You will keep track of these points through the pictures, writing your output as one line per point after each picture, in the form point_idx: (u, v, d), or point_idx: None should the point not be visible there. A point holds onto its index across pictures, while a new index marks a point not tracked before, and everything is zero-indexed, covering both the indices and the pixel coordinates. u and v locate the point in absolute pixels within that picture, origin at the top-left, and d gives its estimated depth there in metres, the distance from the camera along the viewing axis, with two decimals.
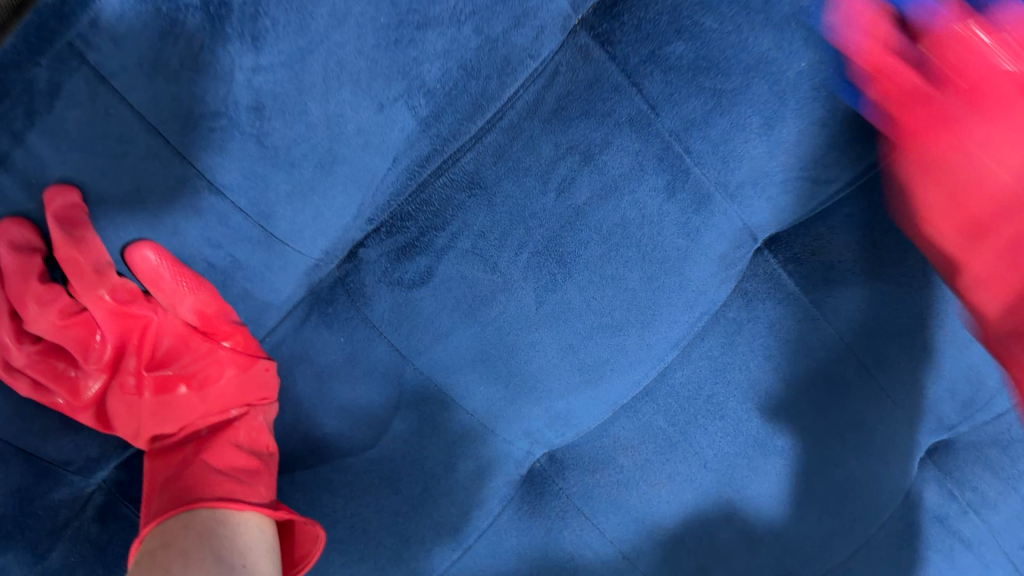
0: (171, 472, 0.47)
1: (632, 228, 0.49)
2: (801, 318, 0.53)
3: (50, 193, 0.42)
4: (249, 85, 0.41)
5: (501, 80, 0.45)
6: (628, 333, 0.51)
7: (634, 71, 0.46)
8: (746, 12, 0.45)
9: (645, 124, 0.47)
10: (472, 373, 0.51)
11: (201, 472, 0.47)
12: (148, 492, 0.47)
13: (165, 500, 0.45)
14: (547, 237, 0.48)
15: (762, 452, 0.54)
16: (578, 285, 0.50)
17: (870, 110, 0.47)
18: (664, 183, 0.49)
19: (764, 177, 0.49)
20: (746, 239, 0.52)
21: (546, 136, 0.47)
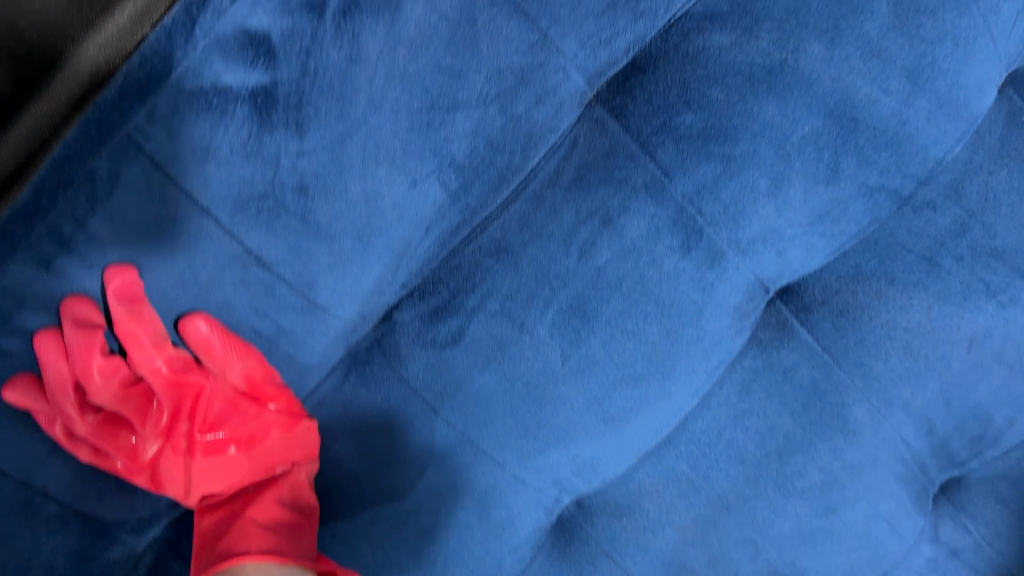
0: (219, 526, 0.50)
1: (650, 285, 0.52)
2: (812, 363, 0.56)
3: (111, 272, 0.45)
4: (293, 167, 0.45)
5: (524, 153, 0.49)
6: (650, 383, 0.54)
7: (647, 139, 0.50)
8: (747, 83, 0.49)
9: (660, 188, 0.51)
10: (499, 425, 0.53)
11: (247, 527, 0.50)
12: (198, 546, 0.50)
13: (213, 556, 0.49)
14: (572, 296, 0.51)
15: (783, 494, 0.57)
16: (601, 340, 0.52)
17: (853, 167, 0.52)
18: (679, 242, 0.52)
19: (772, 234, 0.53)
20: (758, 291, 0.55)
21: (568, 203, 0.50)
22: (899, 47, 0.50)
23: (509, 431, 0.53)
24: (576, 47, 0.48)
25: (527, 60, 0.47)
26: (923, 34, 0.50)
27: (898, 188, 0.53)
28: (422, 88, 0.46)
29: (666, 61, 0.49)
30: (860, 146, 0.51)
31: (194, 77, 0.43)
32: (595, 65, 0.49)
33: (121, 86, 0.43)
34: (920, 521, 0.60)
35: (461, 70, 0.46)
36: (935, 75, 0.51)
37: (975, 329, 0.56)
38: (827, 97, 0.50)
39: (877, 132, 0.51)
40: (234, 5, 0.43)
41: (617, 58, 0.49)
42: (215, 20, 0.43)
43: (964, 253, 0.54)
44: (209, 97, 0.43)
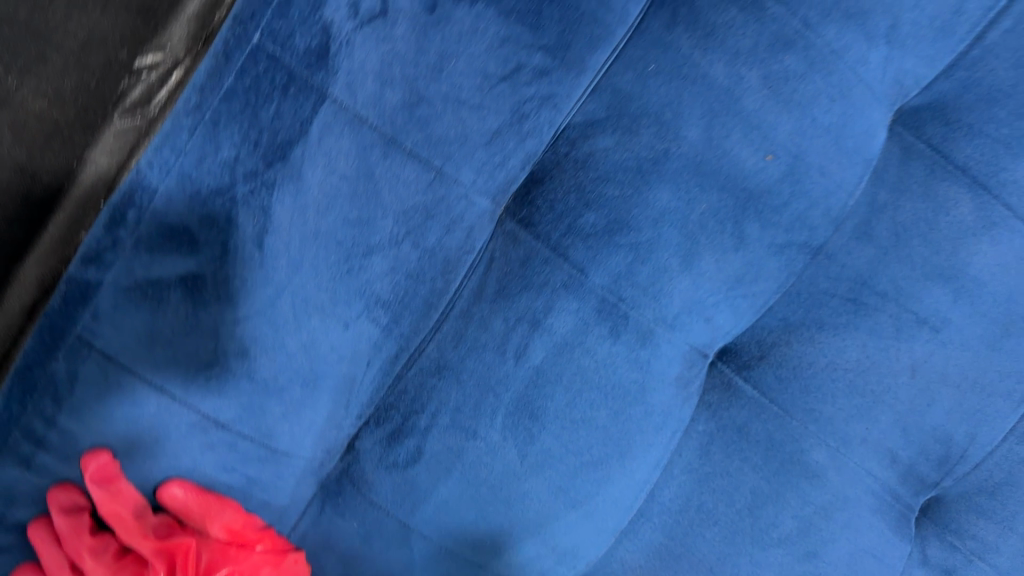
0: None
1: (589, 373, 0.55)
2: (762, 415, 0.58)
3: (87, 457, 0.49)
4: (233, 335, 0.49)
5: (445, 275, 0.52)
6: (610, 465, 0.57)
7: (558, 243, 0.53)
8: (635, 172, 0.53)
9: (579, 284, 0.54)
10: (480, 522, 0.57)
11: None
12: None
13: None
14: (516, 398, 0.54)
15: (761, 546, 0.58)
16: (553, 434, 0.55)
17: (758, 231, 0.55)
18: (608, 329, 0.55)
19: (696, 305, 0.56)
20: (697, 358, 0.58)
21: (496, 315, 0.53)
22: (775, 115, 0.53)
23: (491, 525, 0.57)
24: (468, 173, 0.51)
25: (429, 196, 0.50)
26: (797, 98, 0.53)
27: (808, 241, 0.56)
28: (335, 241, 0.49)
29: (562, 170, 0.53)
30: (760, 208, 0.55)
31: (128, 274, 0.47)
32: (495, 185, 0.52)
33: (65, 292, 0.47)
34: (904, 547, 0.61)
35: (368, 219, 0.49)
36: (817, 131, 0.54)
37: (913, 358, 0.57)
38: (722, 181, 0.54)
39: (766, 194, 0.55)
40: (152, 202, 0.47)
41: (516, 175, 0.53)
42: (137, 217, 0.47)
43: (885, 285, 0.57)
44: (145, 288, 0.48)
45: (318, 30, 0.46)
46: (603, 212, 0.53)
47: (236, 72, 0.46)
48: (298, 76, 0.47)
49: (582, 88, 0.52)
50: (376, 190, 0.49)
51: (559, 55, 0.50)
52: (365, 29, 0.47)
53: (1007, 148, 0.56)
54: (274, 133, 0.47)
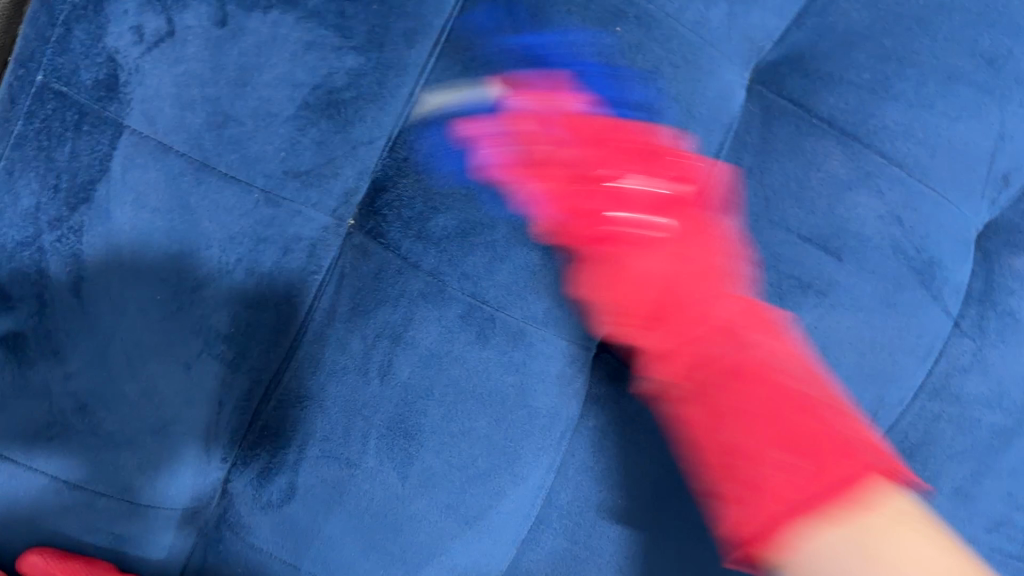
0: None
1: (463, 383, 0.52)
2: (650, 402, 0.56)
3: None
4: (66, 391, 0.47)
5: (290, 302, 0.50)
6: (501, 474, 0.54)
7: (410, 253, 0.50)
8: (479, 170, 0.50)
9: (437, 291, 0.51)
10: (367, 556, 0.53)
11: None
12: None
13: None
14: (388, 417, 0.51)
15: (666, 537, 0.56)
16: (433, 451, 0.52)
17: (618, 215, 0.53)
18: (475, 334, 0.52)
19: (568, 297, 0.53)
20: (580, 352, 0.55)
21: (352, 334, 0.50)
22: (619, 93, 0.51)
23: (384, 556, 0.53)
24: (296, 190, 0.48)
25: (255, 218, 0.48)
26: (638, 69, 0.51)
27: None
28: (159, 279, 0.47)
29: (402, 177, 0.50)
30: (615, 188, 0.52)
31: None
32: (332, 199, 0.49)
33: None
34: None
35: (192, 250, 0.47)
36: (666, 102, 0.52)
37: (805, 325, 0.55)
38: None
39: (622, 173, 0.52)
40: None
41: (355, 186, 0.50)
42: None
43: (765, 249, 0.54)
44: None
45: (103, 61, 0.45)
46: (451, 214, 0.50)
47: (23, 115, 0.44)
48: (89, 111, 0.45)
49: (408, 89, 0.49)
50: (196, 221, 0.47)
51: (373, 54, 0.47)
52: (154, 51, 0.45)
53: (872, 94, 0.54)
54: (73, 175, 0.45)
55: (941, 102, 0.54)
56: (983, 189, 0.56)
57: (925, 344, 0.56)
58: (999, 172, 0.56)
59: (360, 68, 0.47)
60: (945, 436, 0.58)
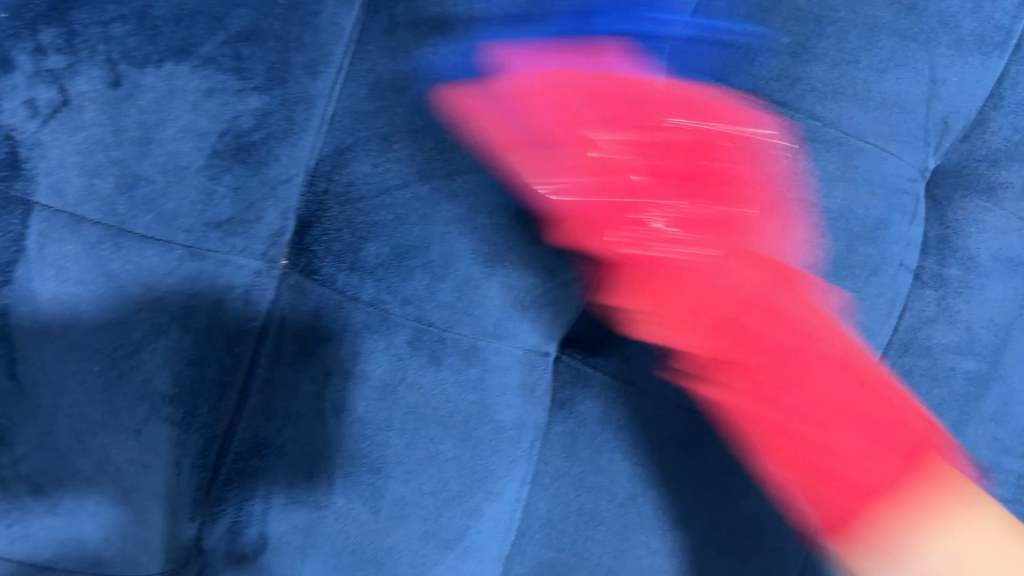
0: None
1: (422, 408, 0.51)
2: (617, 398, 0.55)
3: None
4: (18, 475, 0.47)
5: (233, 354, 0.49)
6: (474, 494, 0.53)
7: (347, 286, 0.49)
8: (404, 190, 0.49)
9: (381, 320, 0.50)
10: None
11: None
12: None
13: None
14: (350, 454, 0.50)
15: (654, 532, 0.55)
16: (402, 480, 0.51)
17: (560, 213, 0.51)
18: (426, 358, 0.51)
19: (517, 306, 0.52)
20: (537, 359, 0.54)
21: (302, 375, 0.50)
22: None
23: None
24: (220, 240, 0.47)
25: (181, 274, 0.47)
26: None
27: None
28: (93, 351, 0.46)
29: (326, 211, 0.49)
30: (550, 188, 0.51)
31: None
32: (260, 243, 0.48)
33: None
34: None
35: (122, 316, 0.46)
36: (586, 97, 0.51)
37: None
38: (501, 176, 0.50)
39: (553, 172, 0.50)
40: None
41: (281, 226, 0.49)
42: None
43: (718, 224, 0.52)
44: None
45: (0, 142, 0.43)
46: (382, 241, 0.49)
47: None
48: None
49: (316, 122, 0.48)
50: (122, 284, 0.46)
51: (276, 92, 0.46)
52: (51, 122, 0.43)
53: (793, 58, 0.53)
54: None
55: (865, 55, 0.53)
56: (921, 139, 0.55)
57: (886, 301, 0.55)
58: (936, 116, 0.55)
59: (265, 107, 0.46)
60: (921, 389, 0.56)
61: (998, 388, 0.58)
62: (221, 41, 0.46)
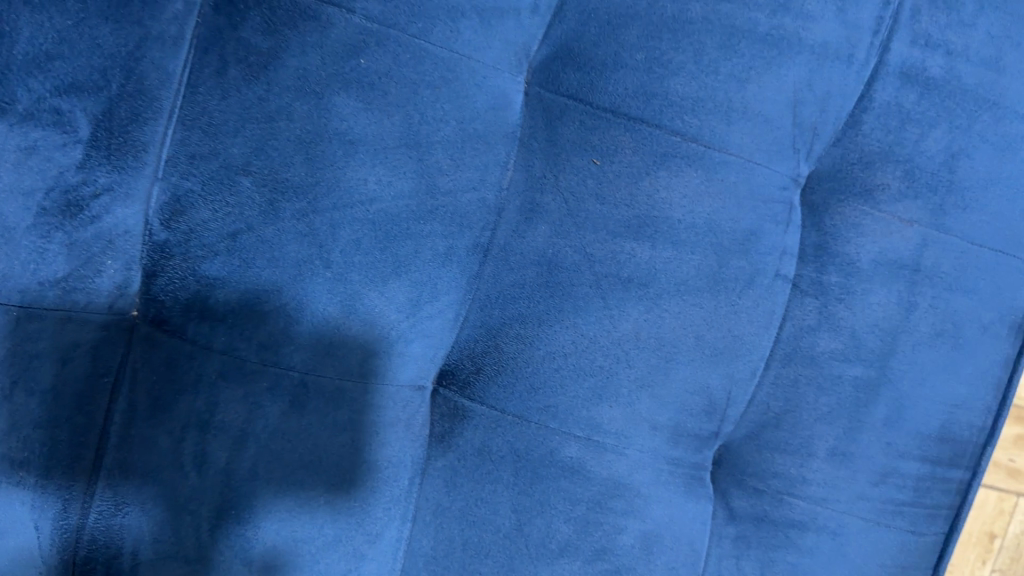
0: None
1: (289, 455, 0.50)
2: (499, 429, 0.54)
3: None
4: None
5: (83, 415, 0.47)
6: (352, 537, 0.52)
7: (199, 334, 0.48)
8: (249, 233, 0.48)
9: (237, 367, 0.49)
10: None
11: None
12: None
13: None
14: (215, 507, 0.49)
15: (545, 562, 0.54)
16: (273, 530, 0.50)
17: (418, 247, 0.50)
18: (289, 402, 0.50)
19: (381, 343, 0.51)
20: (411, 393, 0.53)
21: (159, 428, 0.48)
22: (373, 125, 0.48)
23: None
24: (58, 299, 0.46)
25: (14, 334, 0.45)
26: (393, 100, 0.48)
27: (473, 241, 0.52)
28: None
29: (168, 261, 0.47)
30: (404, 221, 0.49)
31: None
32: (103, 296, 0.47)
33: None
34: (702, 506, 0.57)
35: None
36: (436, 126, 0.49)
37: (634, 321, 0.53)
38: (351, 213, 0.48)
39: (406, 203, 0.49)
40: None
41: (125, 277, 0.47)
42: None
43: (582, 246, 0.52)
44: None
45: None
46: (230, 287, 0.48)
47: None
48: None
49: (149, 170, 0.46)
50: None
51: (103, 144, 0.45)
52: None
53: (651, 72, 0.51)
54: None
55: (726, 65, 0.52)
56: (788, 145, 0.54)
57: (764, 313, 0.55)
58: (804, 124, 0.54)
59: (93, 162, 0.45)
60: (807, 399, 0.56)
61: (888, 392, 0.57)
62: (34, 97, 0.43)
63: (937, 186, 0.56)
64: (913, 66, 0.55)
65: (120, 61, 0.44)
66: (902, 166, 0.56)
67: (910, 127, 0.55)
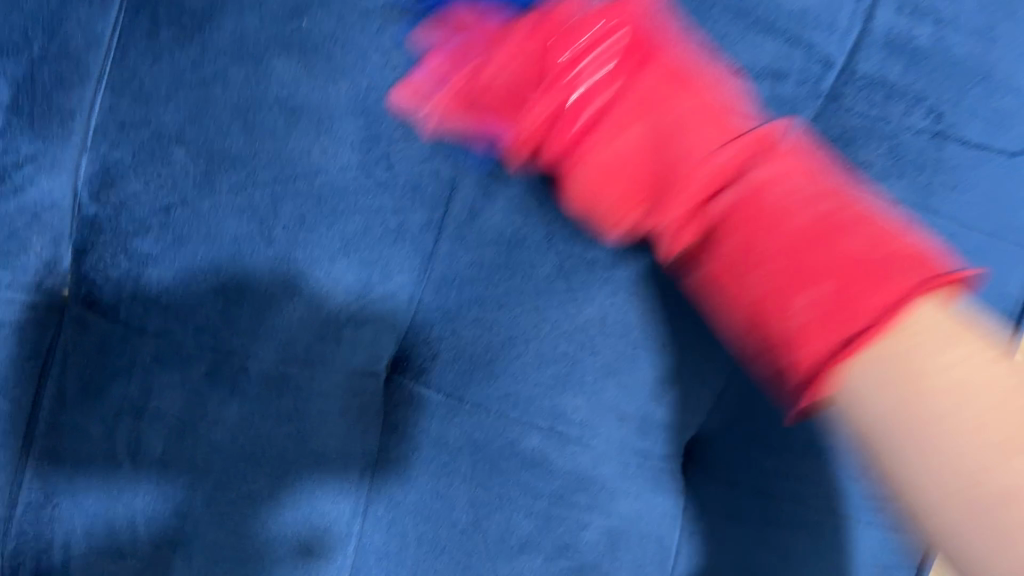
0: None
1: (228, 444, 0.47)
2: (457, 419, 0.51)
3: None
4: None
5: (11, 399, 0.45)
6: (298, 532, 0.49)
7: (133, 317, 0.45)
8: (185, 206, 0.44)
9: (173, 352, 0.46)
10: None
11: None
12: None
13: None
14: (149, 498, 0.46)
15: (503, 558, 0.51)
16: (212, 523, 0.47)
17: (370, 221, 0.47)
18: (228, 390, 0.46)
19: (329, 326, 0.48)
20: (362, 380, 0.50)
21: (89, 415, 0.45)
22: (319, 91, 0.45)
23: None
24: None
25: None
26: (339, 65, 0.45)
27: (427, 219, 0.49)
28: None
29: (99, 237, 0.45)
30: (352, 195, 0.46)
31: None
32: (31, 274, 0.44)
33: None
34: (672, 501, 0.54)
35: None
36: (386, 93, 0.46)
37: (599, 305, 0.51)
38: (294, 186, 0.45)
39: (354, 176, 0.46)
40: None
41: (54, 253, 0.45)
42: None
43: (547, 225, 0.50)
44: None
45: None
46: (164, 266, 0.45)
47: None
48: None
49: (78, 138, 0.43)
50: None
51: (26, 111, 0.42)
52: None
53: (618, 39, 0.49)
54: None
55: (694, 35, 0.50)
56: (766, 117, 0.51)
57: None
58: (781, 96, 0.52)
59: (16, 130, 0.42)
60: None
61: None
62: None
63: (924, 164, 0.53)
64: (899, 36, 0.53)
65: (42, 21, 0.41)
66: (888, 142, 0.53)
67: (896, 100, 0.52)
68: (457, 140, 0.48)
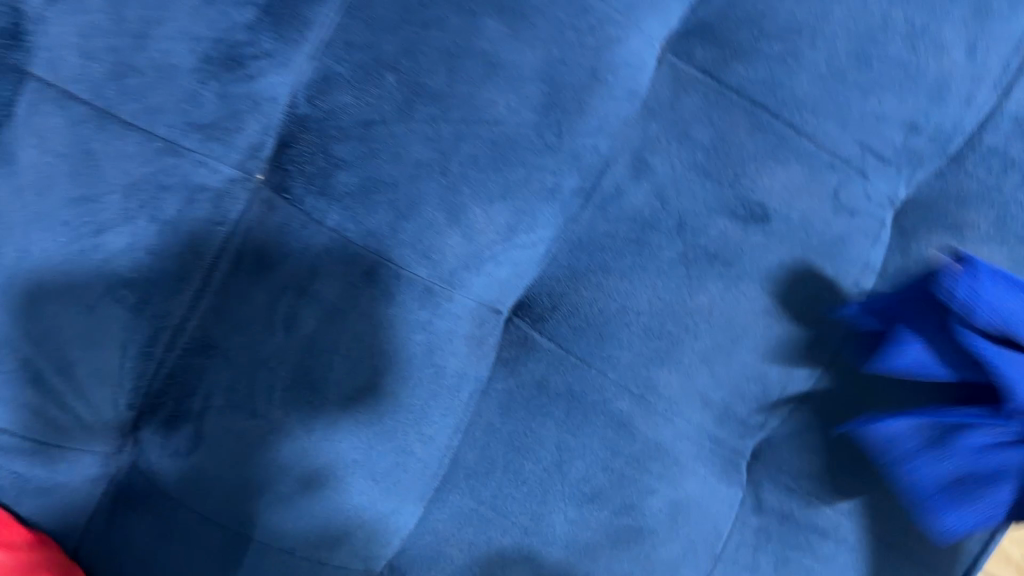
0: None
1: (369, 339, 0.53)
2: (562, 368, 0.57)
3: None
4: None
5: (194, 252, 0.50)
6: (407, 432, 0.54)
7: (315, 212, 0.51)
8: (383, 124, 0.51)
9: (341, 248, 0.52)
10: (276, 521, 0.54)
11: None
12: None
13: None
14: (291, 369, 0.52)
15: (574, 503, 0.56)
16: (339, 404, 0.53)
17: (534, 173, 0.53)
18: (380, 292, 0.53)
19: (474, 259, 0.54)
20: (486, 314, 0.57)
21: (258, 283, 0.52)
22: (516, 51, 0.51)
23: (283, 514, 0.53)
24: (199, 142, 0.49)
25: (155, 166, 0.48)
26: (539, 33, 0.51)
27: (578, 185, 0.54)
28: (60, 224, 0.47)
29: (304, 133, 0.51)
30: (521, 148, 0.52)
31: None
32: (238, 152, 0.51)
33: None
34: (733, 491, 0.59)
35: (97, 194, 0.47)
36: (572, 67, 0.52)
37: (710, 295, 0.55)
38: (477, 128, 0.51)
39: (527, 131, 0.52)
40: None
41: (260, 140, 0.51)
42: None
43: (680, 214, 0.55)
44: None
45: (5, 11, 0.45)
46: (353, 171, 0.51)
47: None
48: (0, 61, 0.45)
49: (309, 46, 0.50)
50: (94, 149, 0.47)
51: (273, 12, 0.49)
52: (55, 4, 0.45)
53: (782, 64, 0.53)
54: None
55: (855, 73, 0.53)
56: (890, 164, 0.55)
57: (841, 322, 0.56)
58: (911, 147, 0.55)
59: (260, 25, 0.49)
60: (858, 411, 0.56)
61: None
62: None
63: None
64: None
65: None
66: None
67: None
68: (621, 123, 0.54)
